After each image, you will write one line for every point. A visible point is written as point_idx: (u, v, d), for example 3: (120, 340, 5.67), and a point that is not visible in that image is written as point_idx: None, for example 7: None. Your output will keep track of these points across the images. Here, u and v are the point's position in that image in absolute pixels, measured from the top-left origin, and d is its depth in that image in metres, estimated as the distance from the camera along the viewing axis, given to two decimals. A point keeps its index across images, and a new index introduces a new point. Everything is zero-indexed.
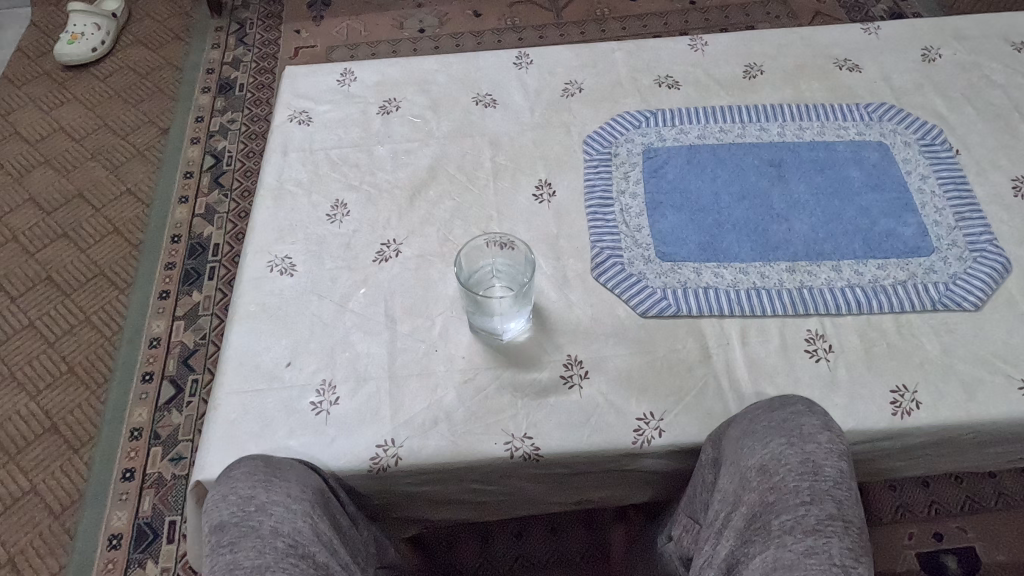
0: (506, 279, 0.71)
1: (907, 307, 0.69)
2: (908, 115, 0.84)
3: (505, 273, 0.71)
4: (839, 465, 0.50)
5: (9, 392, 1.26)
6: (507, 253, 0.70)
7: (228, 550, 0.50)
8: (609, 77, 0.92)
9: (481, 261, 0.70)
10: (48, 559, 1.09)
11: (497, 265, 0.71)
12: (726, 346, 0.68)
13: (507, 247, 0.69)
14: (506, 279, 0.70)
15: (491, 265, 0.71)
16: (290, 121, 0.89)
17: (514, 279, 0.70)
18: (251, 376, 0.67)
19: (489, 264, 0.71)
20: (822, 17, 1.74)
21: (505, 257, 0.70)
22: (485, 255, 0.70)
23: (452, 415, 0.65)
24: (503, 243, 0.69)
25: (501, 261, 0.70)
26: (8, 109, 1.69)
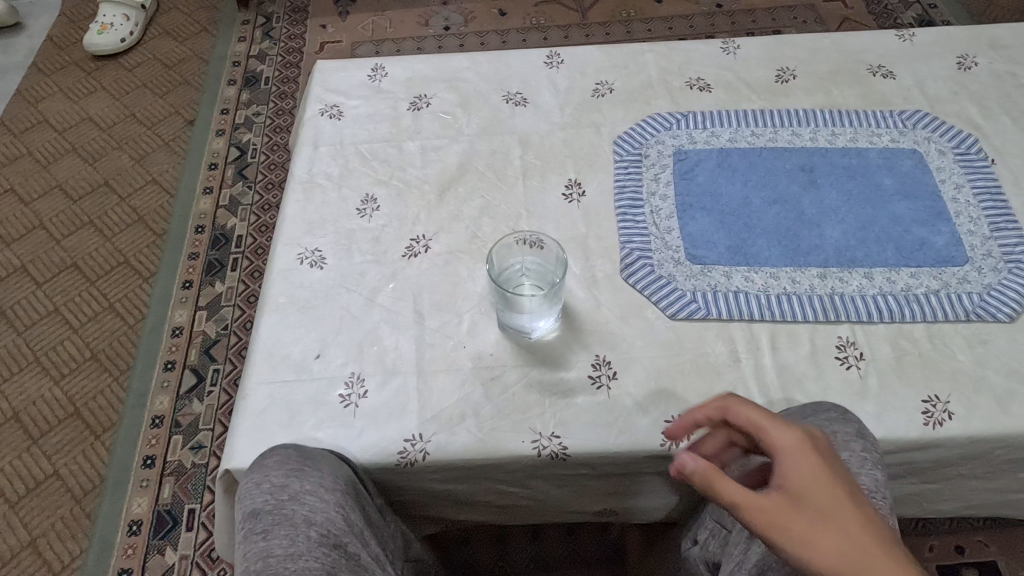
0: (536, 277, 0.71)
1: (940, 316, 0.68)
2: (943, 123, 0.84)
3: (536, 272, 0.71)
4: (874, 473, 0.50)
5: (33, 376, 1.28)
6: (538, 252, 0.70)
7: (260, 537, 0.50)
8: (640, 77, 0.92)
9: (511, 258, 0.71)
10: (69, 543, 1.10)
11: (527, 263, 0.71)
12: (755, 351, 0.68)
13: (539, 245, 0.70)
14: (537, 277, 0.71)
15: (521, 263, 0.71)
16: (321, 115, 0.89)
17: (545, 278, 0.70)
18: (280, 367, 0.68)
19: (520, 262, 0.71)
20: (849, 23, 1.73)
21: (535, 255, 0.70)
22: (516, 253, 0.71)
23: (480, 411, 0.65)
24: (536, 242, 0.70)
25: (532, 260, 0.71)
26: (37, 97, 1.71)
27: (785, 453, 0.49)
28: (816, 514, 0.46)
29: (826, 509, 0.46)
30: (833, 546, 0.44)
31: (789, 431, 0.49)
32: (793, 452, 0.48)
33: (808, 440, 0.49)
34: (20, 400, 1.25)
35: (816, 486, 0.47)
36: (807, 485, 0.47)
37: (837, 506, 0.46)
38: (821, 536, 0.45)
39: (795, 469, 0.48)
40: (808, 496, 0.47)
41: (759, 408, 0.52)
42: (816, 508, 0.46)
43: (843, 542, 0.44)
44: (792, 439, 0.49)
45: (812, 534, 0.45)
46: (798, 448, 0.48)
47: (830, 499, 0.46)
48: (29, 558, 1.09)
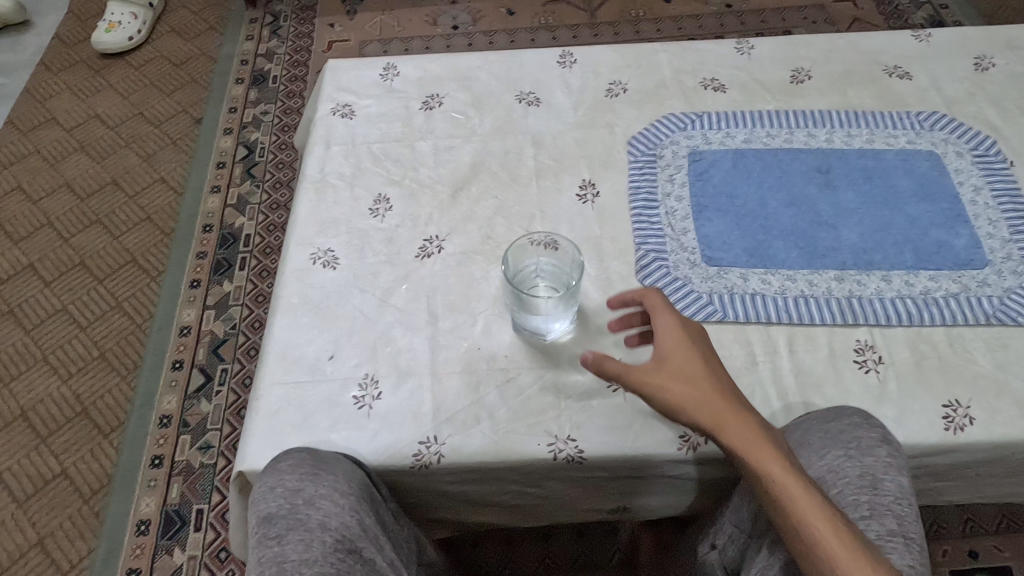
0: (551, 279, 0.70)
1: (959, 320, 0.68)
2: (960, 124, 0.83)
3: (551, 274, 0.70)
4: (899, 480, 0.52)
5: (41, 375, 1.27)
6: (554, 253, 0.69)
7: (275, 543, 0.51)
8: (654, 77, 0.91)
9: (526, 259, 0.70)
10: (77, 543, 1.10)
11: (543, 265, 0.70)
12: (773, 354, 0.67)
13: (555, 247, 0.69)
14: (552, 278, 0.70)
15: (536, 264, 0.70)
16: (333, 114, 0.88)
17: (560, 280, 0.70)
18: (294, 367, 0.67)
19: (535, 263, 0.70)
20: (860, 24, 1.72)
21: (551, 256, 0.70)
22: (531, 254, 0.70)
23: (495, 414, 0.64)
24: (551, 243, 0.69)
25: (547, 261, 0.70)
26: (45, 95, 1.71)
27: (665, 334, 0.58)
28: (684, 380, 0.55)
29: (693, 378, 0.55)
30: (695, 407, 0.54)
31: (675, 318, 0.58)
32: (671, 335, 0.57)
33: (693, 329, 0.58)
34: (28, 398, 1.25)
35: (690, 363, 0.56)
36: (683, 361, 0.56)
37: (703, 376, 0.55)
38: (686, 399, 0.55)
39: (674, 347, 0.57)
40: (680, 372, 0.56)
41: (665, 299, 0.60)
42: (687, 379, 0.55)
43: (705, 404, 0.54)
44: (673, 324, 0.58)
45: (679, 397, 0.55)
46: (681, 332, 0.58)
47: (697, 370, 0.56)
48: (37, 557, 1.09)
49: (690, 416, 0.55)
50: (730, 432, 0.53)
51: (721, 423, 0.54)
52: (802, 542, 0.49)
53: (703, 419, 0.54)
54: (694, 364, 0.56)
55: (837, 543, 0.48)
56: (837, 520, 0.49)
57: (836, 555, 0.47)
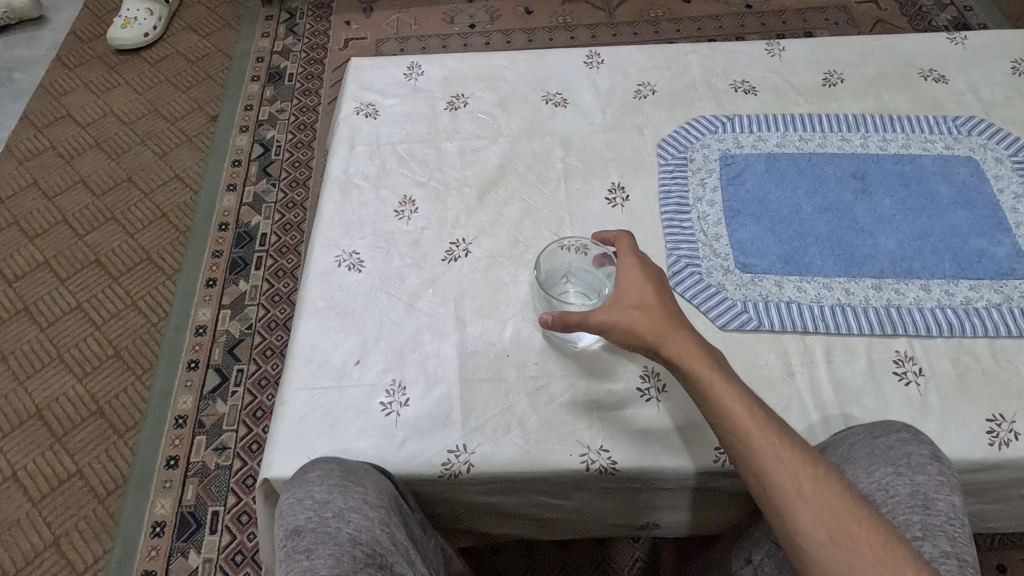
0: (583, 282, 0.68)
1: (1003, 331, 0.66)
2: (999, 130, 0.81)
3: (583, 278, 0.68)
4: (952, 499, 0.52)
5: (56, 373, 1.27)
6: (587, 256, 0.68)
7: (304, 557, 0.48)
8: (684, 79, 0.89)
9: (557, 264, 0.69)
10: (92, 543, 1.09)
11: (575, 269, 0.68)
12: (810, 364, 0.65)
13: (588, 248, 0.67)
14: (584, 282, 0.68)
15: (568, 269, 0.69)
16: (357, 114, 0.87)
17: (593, 283, 0.67)
18: (320, 372, 0.66)
19: (566, 268, 0.69)
20: (882, 25, 1.70)
21: (584, 260, 0.68)
22: (562, 258, 0.69)
23: (526, 423, 0.63)
24: (584, 246, 0.68)
25: (579, 265, 0.68)
26: (61, 91, 1.70)
27: (624, 266, 0.60)
28: (636, 302, 0.58)
29: (644, 299, 0.58)
30: (644, 324, 0.56)
31: (635, 254, 0.61)
32: (631, 267, 0.60)
33: (648, 262, 0.61)
34: (43, 396, 1.24)
35: (641, 289, 0.59)
36: (633, 287, 0.59)
37: (652, 299, 0.58)
38: (635, 317, 0.57)
39: (627, 277, 0.60)
40: (630, 296, 0.58)
41: (631, 239, 0.63)
42: (637, 303, 0.58)
43: (651, 322, 0.57)
44: (629, 257, 0.61)
45: (627, 313, 0.57)
46: (635, 264, 0.60)
47: (649, 297, 0.58)
48: (53, 558, 1.08)
49: (635, 334, 0.57)
50: (672, 345, 0.56)
51: (672, 351, 0.56)
52: (727, 434, 0.53)
53: (647, 334, 0.56)
54: (645, 288, 0.59)
55: (758, 432, 0.51)
56: (760, 414, 0.52)
57: (755, 440, 0.51)
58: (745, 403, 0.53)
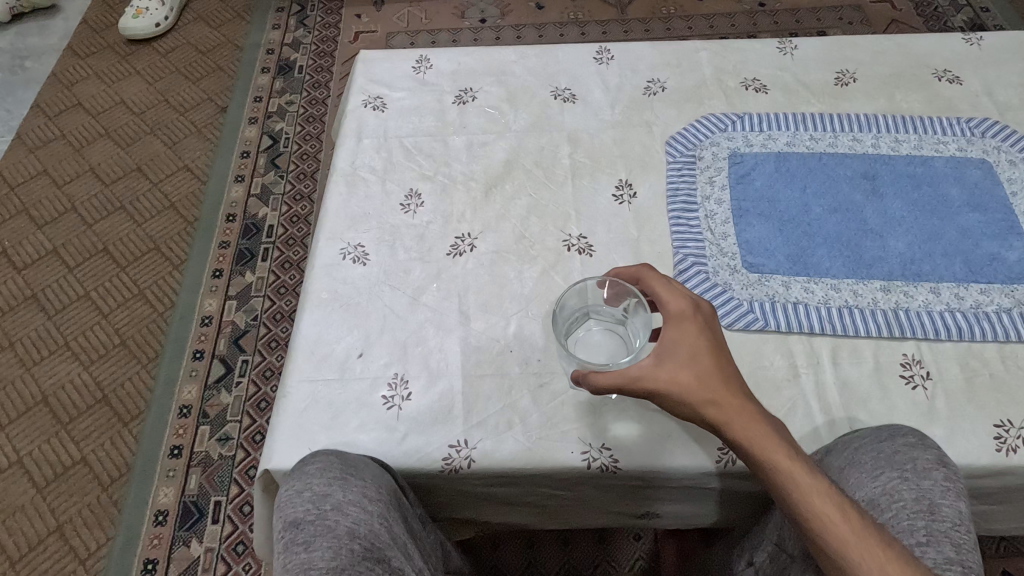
0: (605, 320, 0.62)
1: (1013, 336, 0.65)
2: (1012, 132, 0.80)
3: (605, 315, 0.62)
4: (957, 505, 0.52)
5: (63, 360, 1.27)
6: (604, 295, 0.62)
7: (302, 549, 0.49)
8: (694, 77, 0.88)
9: (571, 304, 0.62)
10: (95, 531, 1.09)
11: (593, 308, 0.62)
12: (816, 366, 0.65)
13: (606, 285, 0.61)
14: (608, 319, 0.62)
15: (585, 306, 0.63)
16: (365, 106, 0.87)
17: (618, 320, 0.62)
18: (322, 365, 0.66)
19: (583, 306, 0.63)
20: (897, 25, 1.68)
21: (601, 299, 0.62)
22: (576, 297, 0.62)
23: (528, 419, 0.62)
24: (600, 280, 0.61)
25: (597, 303, 0.62)
26: (72, 80, 1.71)
27: (671, 314, 0.55)
28: (685, 361, 0.53)
29: (697, 357, 0.53)
30: (706, 400, 0.52)
31: (679, 297, 0.56)
32: (678, 316, 0.55)
33: (700, 306, 0.56)
34: (49, 383, 1.25)
35: (696, 352, 0.53)
36: (683, 341, 0.54)
37: (707, 358, 0.53)
38: (687, 380, 0.52)
39: (676, 326, 0.55)
40: (680, 351, 0.53)
41: (665, 277, 0.57)
42: (689, 362, 0.53)
43: (707, 390, 0.52)
44: (679, 306, 0.55)
45: (677, 376, 0.52)
46: (684, 310, 0.55)
47: (709, 365, 0.53)
48: (56, 544, 1.09)
49: (688, 401, 0.52)
50: (737, 422, 0.51)
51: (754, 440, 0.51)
52: (819, 541, 0.49)
53: (703, 403, 0.52)
54: (698, 342, 0.54)
55: (858, 544, 0.47)
56: (854, 516, 0.49)
57: (855, 552, 0.47)
58: (836, 504, 0.49)
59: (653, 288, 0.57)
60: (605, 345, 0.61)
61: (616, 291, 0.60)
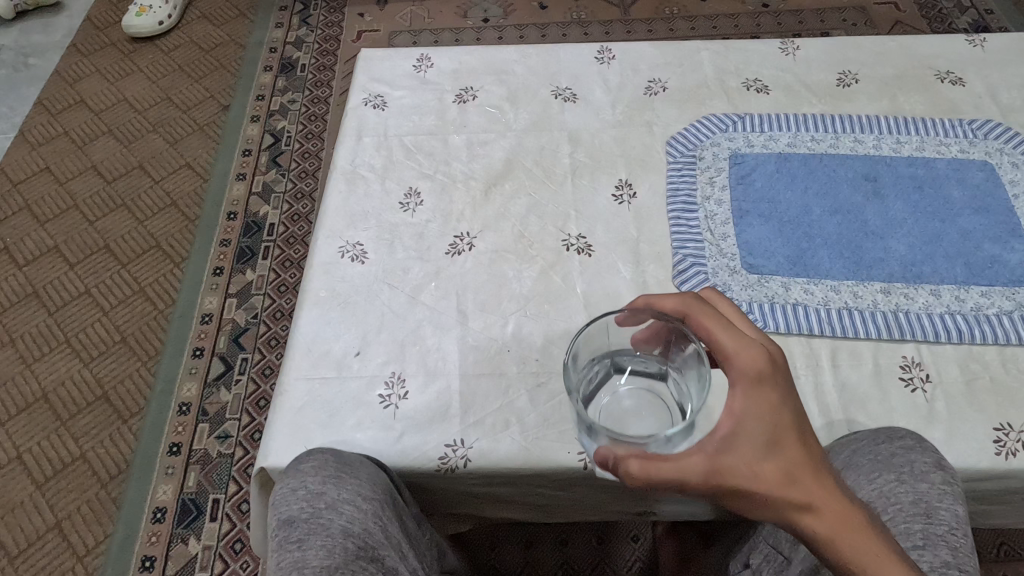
0: (636, 370, 0.52)
1: (1014, 339, 0.65)
2: (1015, 134, 0.79)
3: (634, 363, 0.52)
4: (955, 508, 0.52)
5: (63, 357, 1.27)
6: (636, 338, 0.51)
7: (296, 547, 0.49)
8: (696, 77, 0.88)
9: (593, 349, 0.52)
10: (94, 528, 1.10)
11: (619, 354, 0.52)
12: (815, 368, 0.65)
13: (644, 327, 0.51)
14: (641, 365, 0.52)
15: (609, 350, 0.52)
16: (365, 105, 0.87)
17: (655, 366, 0.52)
18: (320, 363, 0.66)
19: (608, 350, 0.52)
20: (901, 27, 1.67)
21: (632, 344, 0.52)
22: (599, 341, 0.52)
23: (525, 418, 0.62)
24: (627, 312, 0.50)
25: (625, 346, 0.52)
26: (75, 77, 1.71)
27: (745, 386, 0.45)
28: (768, 452, 0.45)
29: (780, 446, 0.45)
30: (795, 499, 0.44)
31: (755, 362, 0.45)
32: (756, 388, 0.45)
33: (776, 359, 0.46)
34: (49, 379, 1.25)
35: (780, 439, 0.45)
36: (761, 417, 0.45)
37: (791, 447, 0.45)
38: (771, 479, 0.44)
39: (749, 394, 0.45)
40: (759, 434, 0.45)
41: (733, 329, 0.47)
42: (771, 449, 0.45)
43: (794, 487, 0.44)
44: (757, 376, 0.45)
45: (760, 474, 0.44)
46: (762, 372, 0.45)
47: (794, 456, 0.45)
48: (54, 540, 1.09)
49: (774, 502, 0.44)
50: (828, 524, 0.44)
51: (848, 545, 0.44)
52: None
53: (790, 503, 0.45)
54: (778, 417, 0.45)
55: None
56: None
57: None
58: None
59: (714, 336, 0.47)
60: (644, 404, 0.51)
61: (654, 333, 0.51)
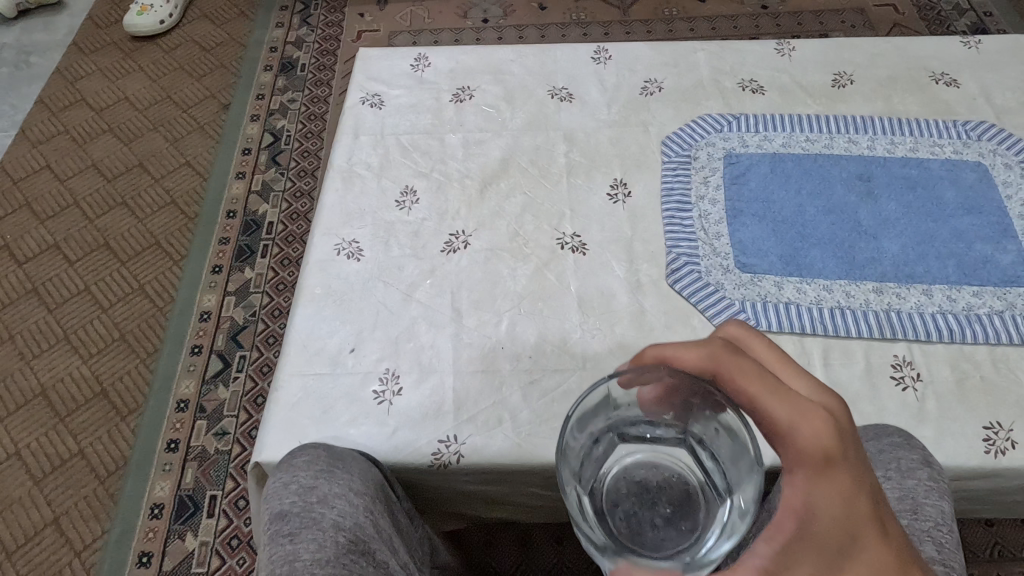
0: (648, 436, 0.47)
1: (1004, 338, 0.65)
2: (1009, 135, 0.80)
3: (644, 430, 0.47)
4: (940, 505, 0.52)
5: (63, 354, 1.28)
6: (648, 403, 0.45)
7: (287, 541, 0.49)
8: (691, 77, 0.89)
9: (592, 421, 0.46)
10: (91, 523, 1.10)
11: (627, 421, 0.46)
12: (806, 367, 0.65)
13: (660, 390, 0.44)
14: (651, 430, 0.47)
15: (615, 419, 0.46)
16: (362, 103, 0.87)
17: (669, 431, 0.47)
18: (314, 359, 0.66)
19: (612, 420, 0.46)
20: (900, 28, 1.68)
21: (643, 410, 0.46)
22: (605, 410, 0.46)
23: (518, 415, 0.63)
24: (635, 372, 0.44)
25: (634, 413, 0.46)
26: (76, 76, 1.72)
27: (805, 470, 0.39)
28: (840, 553, 0.38)
29: (854, 543, 0.38)
30: None
31: (815, 438, 0.39)
32: (819, 474, 0.38)
33: (843, 429, 0.39)
34: (48, 376, 1.26)
35: (854, 535, 0.38)
36: (834, 510, 0.38)
37: (869, 545, 0.38)
38: None
39: (814, 481, 0.39)
40: (832, 531, 0.38)
41: (784, 396, 0.40)
42: (849, 548, 0.38)
43: None
44: (820, 457, 0.38)
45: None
46: (829, 451, 0.39)
47: (873, 554, 0.38)
48: (52, 536, 1.09)
49: None
50: None
51: None
52: None
53: None
54: (851, 508, 0.38)
55: None
56: None
57: None
58: None
59: (761, 401, 0.41)
60: (658, 479, 0.47)
61: (675, 394, 0.44)
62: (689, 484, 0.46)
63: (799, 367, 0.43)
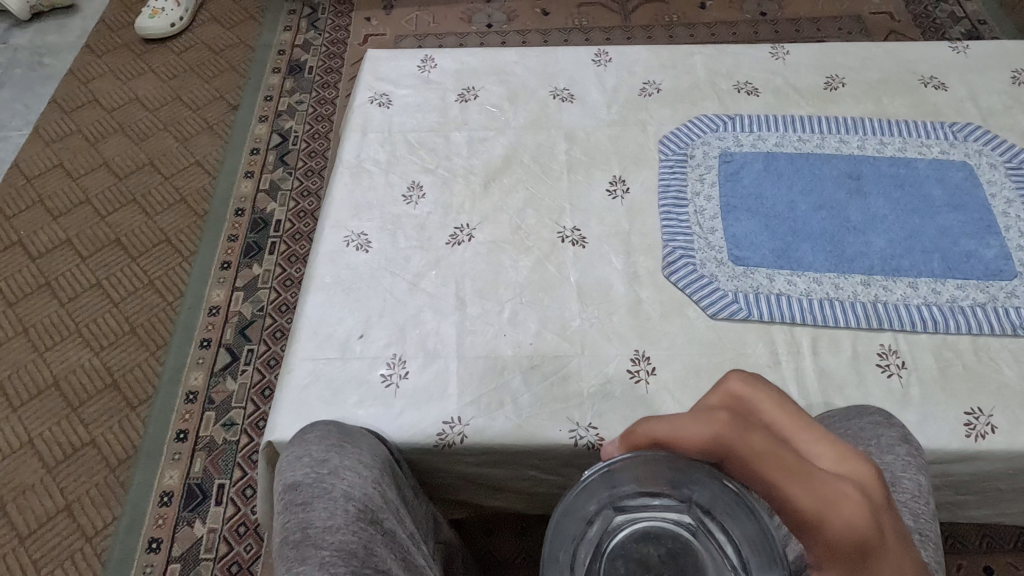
0: (649, 508, 0.46)
1: (986, 329, 0.68)
2: (994, 137, 0.83)
3: (642, 504, 0.46)
4: (917, 478, 0.54)
5: (74, 347, 1.31)
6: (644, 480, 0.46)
7: (300, 509, 0.51)
8: (688, 78, 0.92)
9: (585, 504, 0.46)
10: (102, 510, 1.13)
11: (624, 497, 0.46)
12: (796, 353, 0.68)
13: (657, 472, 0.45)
14: (651, 502, 0.46)
15: (611, 497, 0.46)
16: (370, 103, 0.90)
17: (672, 501, 0.46)
18: (324, 344, 0.69)
19: (605, 501, 0.46)
20: (896, 36, 1.71)
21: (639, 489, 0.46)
22: (600, 492, 0.46)
23: (519, 399, 0.66)
24: (627, 459, 0.45)
25: (629, 489, 0.46)
26: (88, 77, 1.76)
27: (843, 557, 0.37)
28: None
29: None
30: None
31: (847, 524, 0.37)
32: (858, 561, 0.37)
33: (875, 508, 0.38)
34: (60, 368, 1.29)
35: None
36: None
37: None
38: None
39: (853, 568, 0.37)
40: None
41: (806, 480, 0.38)
42: None
43: None
44: (856, 542, 0.37)
45: None
46: (864, 538, 0.37)
47: None
48: (64, 522, 1.12)
49: None
50: None
51: None
52: None
53: None
54: None
55: None
56: None
57: None
58: None
59: (783, 491, 0.39)
60: (660, 553, 0.44)
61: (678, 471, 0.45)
62: (699, 558, 0.44)
63: (817, 430, 0.42)
